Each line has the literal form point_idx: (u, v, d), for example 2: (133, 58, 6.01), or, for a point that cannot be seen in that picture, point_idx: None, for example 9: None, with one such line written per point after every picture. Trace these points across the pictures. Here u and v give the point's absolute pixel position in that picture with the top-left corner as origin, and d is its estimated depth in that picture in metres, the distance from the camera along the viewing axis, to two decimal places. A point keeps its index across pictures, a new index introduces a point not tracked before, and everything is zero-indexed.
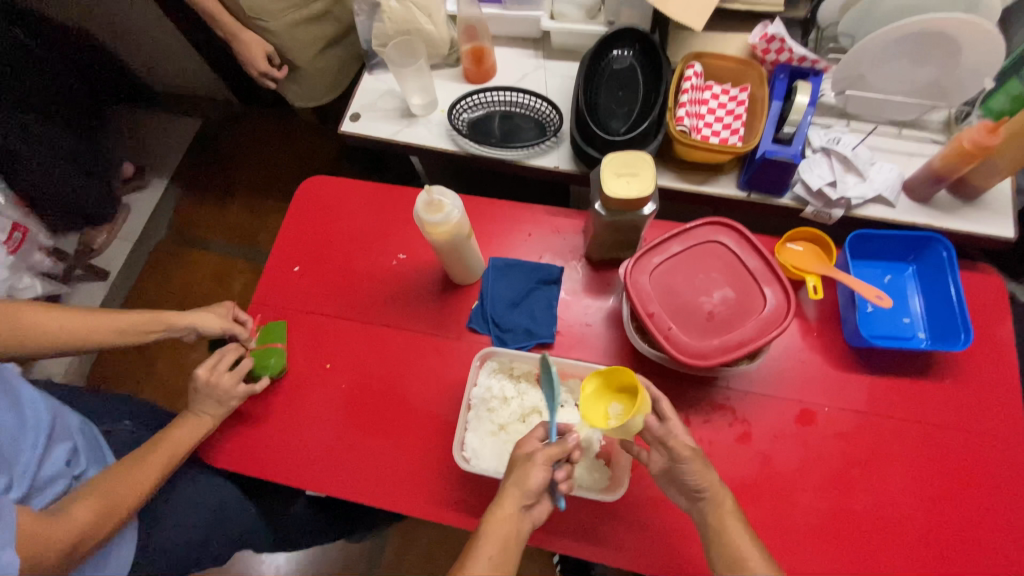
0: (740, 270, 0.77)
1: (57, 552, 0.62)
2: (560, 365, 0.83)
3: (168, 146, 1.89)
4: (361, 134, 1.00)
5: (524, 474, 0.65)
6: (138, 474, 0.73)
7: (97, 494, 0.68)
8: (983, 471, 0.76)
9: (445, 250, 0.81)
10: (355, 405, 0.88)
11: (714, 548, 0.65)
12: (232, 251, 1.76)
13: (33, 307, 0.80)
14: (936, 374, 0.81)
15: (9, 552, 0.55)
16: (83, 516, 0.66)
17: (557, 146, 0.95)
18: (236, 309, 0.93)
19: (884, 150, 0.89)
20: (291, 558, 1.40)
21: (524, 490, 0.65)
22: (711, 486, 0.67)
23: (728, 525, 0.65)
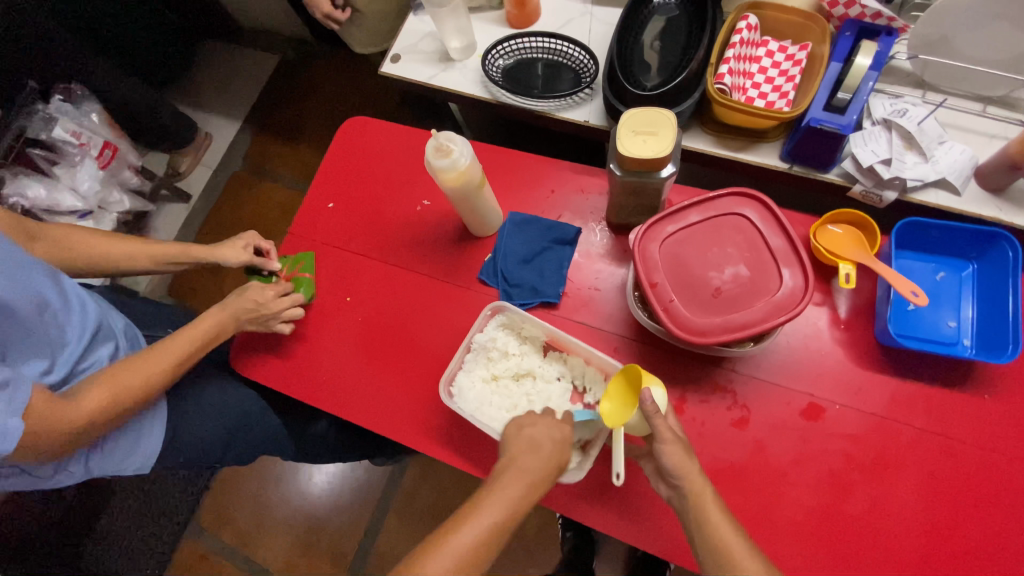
0: (760, 248, 0.72)
1: (64, 433, 0.69)
2: (564, 340, 0.82)
3: (245, 79, 1.98)
4: (399, 77, 1.00)
5: (552, 463, 0.69)
6: (144, 369, 0.79)
7: (108, 382, 0.75)
8: (1002, 495, 0.69)
9: (458, 201, 0.82)
10: (364, 339, 0.93)
11: (699, 542, 0.62)
12: (296, 186, 1.86)
13: (84, 233, 0.90)
14: (971, 385, 0.73)
15: (17, 419, 0.63)
16: (93, 402, 0.72)
17: (589, 100, 0.91)
18: (257, 239, 1.01)
19: (959, 129, 0.78)
20: (322, 472, 1.54)
21: (548, 480, 0.68)
22: (690, 475, 0.64)
23: (711, 514, 0.63)
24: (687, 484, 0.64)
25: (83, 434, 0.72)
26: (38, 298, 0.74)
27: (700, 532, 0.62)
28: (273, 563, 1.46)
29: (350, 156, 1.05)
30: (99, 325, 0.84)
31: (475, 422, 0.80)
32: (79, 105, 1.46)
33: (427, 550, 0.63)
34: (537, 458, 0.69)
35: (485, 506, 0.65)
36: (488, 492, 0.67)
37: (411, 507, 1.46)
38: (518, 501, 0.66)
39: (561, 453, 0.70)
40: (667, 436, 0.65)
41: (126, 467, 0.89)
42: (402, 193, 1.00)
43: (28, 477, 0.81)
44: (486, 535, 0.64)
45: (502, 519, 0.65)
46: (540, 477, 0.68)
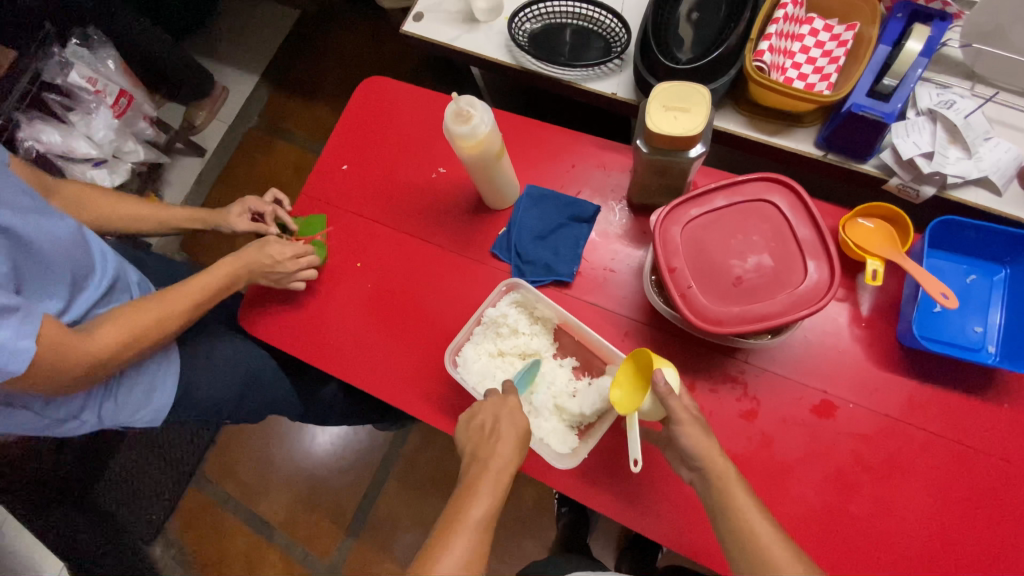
0: (786, 238, 0.69)
1: (76, 368, 0.70)
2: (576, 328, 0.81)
3: (264, 32, 1.92)
4: (422, 37, 0.96)
5: (516, 434, 0.69)
6: (154, 310, 0.78)
7: (122, 320, 0.74)
8: (1013, 504, 0.68)
9: (475, 172, 0.79)
10: (374, 305, 0.92)
11: (722, 524, 0.61)
12: (312, 146, 1.83)
13: (97, 193, 0.91)
14: (991, 392, 0.71)
15: (28, 340, 0.62)
16: (107, 339, 0.72)
17: (618, 71, 0.87)
18: (252, 203, 0.99)
19: (1007, 127, 0.73)
20: (326, 434, 1.55)
21: (516, 456, 0.68)
22: (713, 456, 0.63)
23: (737, 495, 0.61)
24: (711, 466, 0.63)
25: (93, 371, 0.72)
26: (65, 240, 0.74)
27: (723, 513, 0.61)
28: (275, 518, 1.50)
29: (367, 117, 1.02)
30: (117, 278, 0.84)
31: (475, 395, 0.79)
32: (95, 50, 1.43)
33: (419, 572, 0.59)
34: (499, 437, 0.68)
35: (466, 508, 0.63)
36: (467, 494, 0.64)
37: (411, 473, 1.48)
38: (495, 490, 0.65)
39: (525, 421, 0.71)
40: (683, 415, 0.64)
41: (138, 417, 0.90)
42: (419, 159, 0.97)
43: (42, 421, 0.81)
44: (476, 542, 0.61)
45: (486, 518, 0.63)
46: (510, 460, 0.67)
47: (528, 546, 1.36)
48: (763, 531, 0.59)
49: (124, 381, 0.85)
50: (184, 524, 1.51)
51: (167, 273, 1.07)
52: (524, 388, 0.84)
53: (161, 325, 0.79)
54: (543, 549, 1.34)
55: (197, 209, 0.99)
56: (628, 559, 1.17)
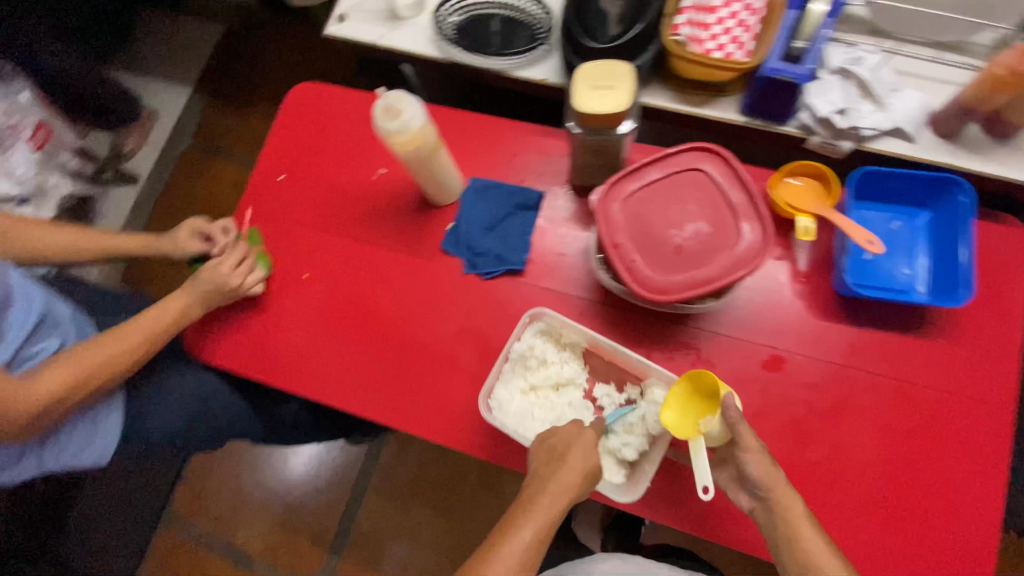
0: (721, 203, 0.71)
1: (23, 413, 0.71)
2: (613, 354, 0.79)
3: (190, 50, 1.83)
4: (347, 38, 0.94)
5: (583, 466, 0.67)
6: (108, 351, 0.79)
7: (68, 365, 0.75)
8: (953, 431, 0.72)
9: (414, 167, 0.78)
10: (328, 314, 0.90)
11: (786, 554, 0.63)
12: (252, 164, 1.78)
13: (32, 225, 0.87)
14: (923, 329, 0.75)
15: None
16: (49, 387, 0.73)
17: (546, 57, 0.88)
18: (200, 225, 0.93)
19: (914, 77, 0.77)
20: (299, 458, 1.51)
21: (579, 489, 0.66)
22: (781, 489, 0.65)
23: (803, 528, 0.63)
24: (780, 499, 0.65)
25: (38, 418, 0.73)
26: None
27: (793, 547, 0.63)
28: (253, 546, 1.45)
29: (300, 125, 0.99)
30: (45, 312, 0.80)
31: (517, 438, 0.77)
32: (8, 83, 1.33)
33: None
34: (566, 466, 0.67)
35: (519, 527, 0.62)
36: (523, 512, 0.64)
37: (391, 483, 1.46)
38: (551, 516, 0.64)
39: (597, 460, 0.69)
40: (749, 438, 0.67)
41: (82, 460, 0.86)
42: (358, 162, 0.96)
43: None
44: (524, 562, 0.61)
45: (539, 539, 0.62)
46: (571, 489, 0.66)
47: None
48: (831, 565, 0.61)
49: (66, 427, 0.82)
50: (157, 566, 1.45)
51: (105, 305, 1.02)
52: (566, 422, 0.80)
53: (106, 367, 0.78)
54: None
55: (144, 235, 0.95)
56: (612, 537, 1.19)
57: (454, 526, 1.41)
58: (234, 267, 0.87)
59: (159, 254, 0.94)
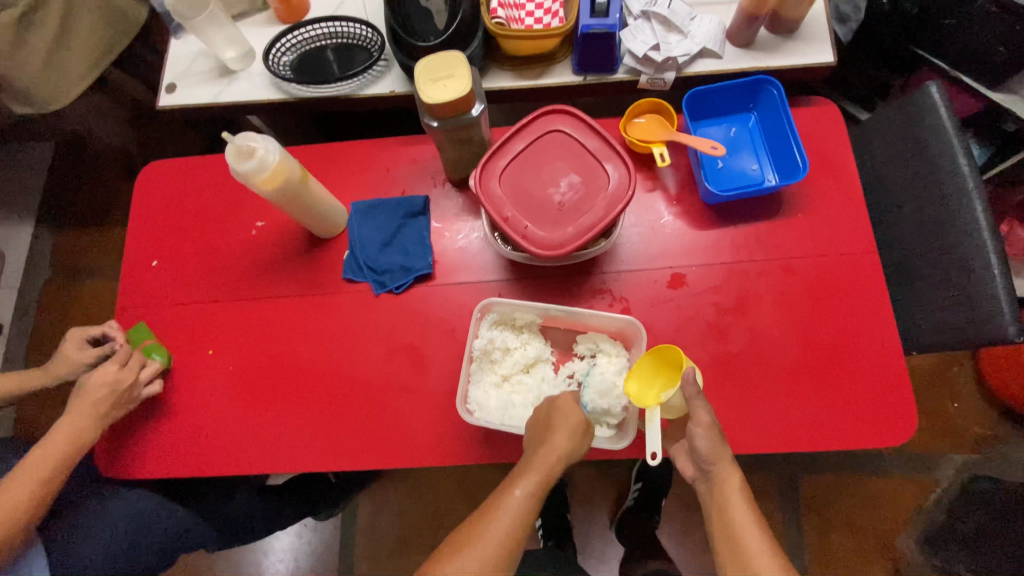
0: (582, 153, 0.76)
1: None
2: (575, 318, 0.80)
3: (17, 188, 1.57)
4: (185, 106, 0.92)
5: (570, 424, 0.70)
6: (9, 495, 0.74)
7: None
8: (840, 286, 0.81)
9: (286, 203, 0.78)
10: (246, 381, 0.85)
11: (717, 525, 0.67)
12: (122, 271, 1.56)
13: None
14: (786, 209, 0.84)
15: None
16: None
17: (387, 71, 0.91)
18: (83, 333, 0.85)
19: (705, 5, 0.88)
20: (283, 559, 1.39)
21: (569, 446, 0.68)
22: (722, 463, 0.68)
23: (733, 496, 0.67)
24: (719, 471, 0.68)
25: None
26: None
27: (721, 515, 0.67)
28: None
29: (160, 204, 0.95)
30: None
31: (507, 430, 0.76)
32: None
33: (466, 546, 0.63)
34: (555, 427, 0.70)
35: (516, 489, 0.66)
36: (516, 473, 0.68)
37: (377, 543, 1.37)
38: (543, 474, 0.67)
39: (581, 417, 0.72)
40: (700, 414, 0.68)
41: None
42: (234, 221, 0.93)
43: None
44: (524, 517, 0.65)
45: (535, 496, 0.66)
46: (565, 447, 0.68)
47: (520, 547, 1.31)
48: (747, 528, 0.65)
49: None
50: None
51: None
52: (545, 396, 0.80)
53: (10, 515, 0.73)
54: (535, 543, 1.30)
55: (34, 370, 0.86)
56: None
57: None
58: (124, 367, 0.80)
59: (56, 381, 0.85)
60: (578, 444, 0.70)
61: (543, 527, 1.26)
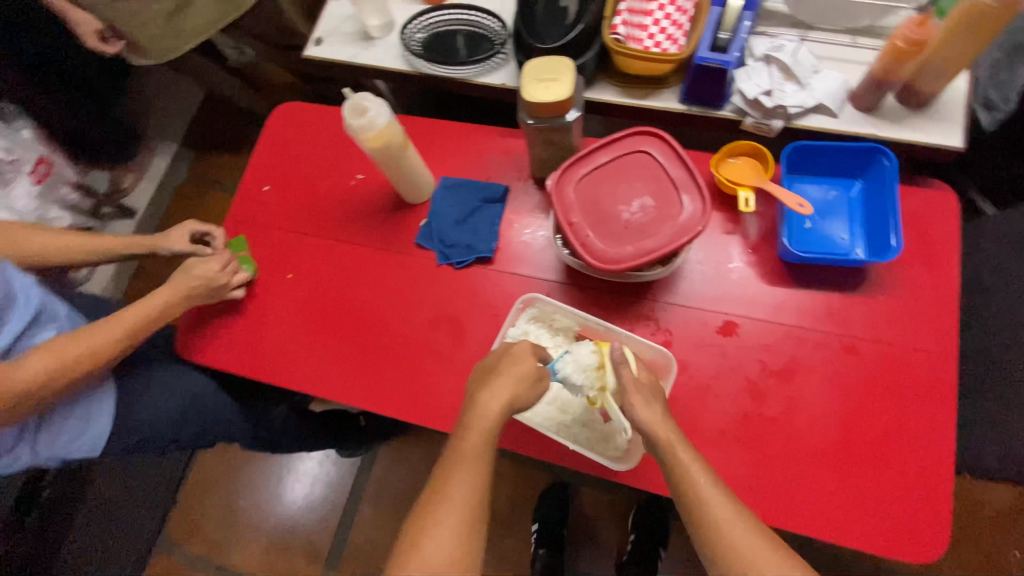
0: (663, 179, 0.77)
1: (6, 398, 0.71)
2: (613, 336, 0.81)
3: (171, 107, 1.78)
4: (325, 59, 1.03)
5: (511, 372, 0.68)
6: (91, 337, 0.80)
7: (53, 351, 0.76)
8: (905, 382, 0.75)
9: (385, 164, 0.86)
10: (309, 310, 0.95)
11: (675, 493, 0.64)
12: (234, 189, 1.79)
13: (29, 231, 0.91)
14: (866, 287, 0.79)
15: None
16: (32, 371, 0.73)
17: (505, 64, 0.97)
18: (195, 227, 0.99)
19: (834, 61, 0.84)
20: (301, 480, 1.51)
21: (511, 393, 0.66)
22: (677, 451, 0.64)
23: (699, 484, 0.62)
24: (658, 435, 0.65)
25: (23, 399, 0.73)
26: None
27: (690, 509, 0.62)
28: (251, 567, 1.45)
29: (283, 140, 1.07)
30: (40, 308, 0.82)
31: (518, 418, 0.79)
32: (11, 121, 1.23)
33: (432, 506, 0.62)
34: (494, 377, 0.67)
35: (467, 452, 0.64)
36: (464, 426, 0.65)
37: (384, 495, 1.45)
38: (488, 426, 0.65)
39: (531, 363, 0.69)
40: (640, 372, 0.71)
41: (75, 450, 0.88)
42: (338, 169, 1.03)
43: None
44: (482, 474, 0.63)
45: (488, 451, 0.64)
46: (507, 395, 0.66)
47: (510, 543, 1.34)
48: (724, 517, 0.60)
49: (57, 415, 0.85)
50: None
51: (101, 308, 1.05)
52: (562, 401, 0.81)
53: (90, 355, 0.79)
54: (525, 543, 1.33)
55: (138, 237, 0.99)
56: None
57: None
58: (223, 266, 0.92)
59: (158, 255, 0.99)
60: (527, 391, 0.68)
61: (537, 531, 1.28)
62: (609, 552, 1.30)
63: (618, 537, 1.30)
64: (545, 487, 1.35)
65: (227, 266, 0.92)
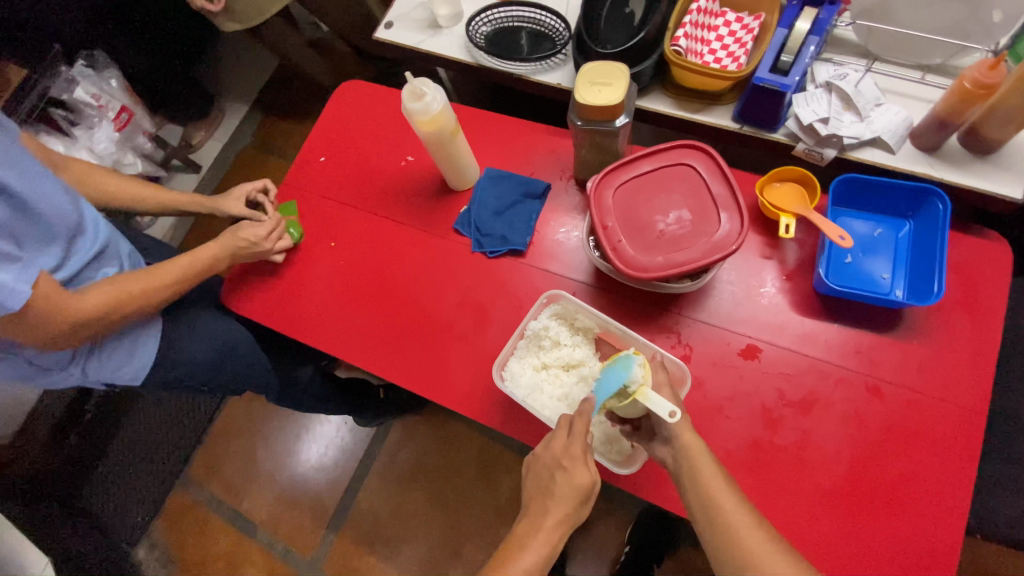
0: (703, 194, 0.77)
1: (65, 323, 0.76)
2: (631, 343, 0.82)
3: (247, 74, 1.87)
4: (392, 42, 1.07)
5: (572, 492, 0.67)
6: (147, 282, 0.85)
7: (113, 285, 0.81)
8: (927, 431, 0.73)
9: (434, 150, 0.89)
10: (345, 278, 0.99)
11: (693, 496, 0.64)
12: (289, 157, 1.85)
13: (105, 172, 0.98)
14: (900, 330, 0.77)
15: (25, 284, 0.69)
16: (94, 302, 0.78)
17: (563, 64, 0.99)
18: (252, 191, 1.06)
19: (900, 95, 0.82)
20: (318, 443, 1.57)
21: (572, 516, 0.67)
22: (699, 462, 0.65)
23: (721, 496, 0.63)
24: (681, 437, 0.67)
25: (77, 327, 0.78)
26: (58, 206, 0.79)
27: (713, 520, 0.62)
28: (259, 516, 1.53)
29: (343, 115, 1.12)
30: (107, 243, 0.89)
31: (528, 409, 0.80)
32: (101, 71, 1.42)
33: None
34: (556, 496, 0.67)
35: (525, 547, 0.66)
36: (527, 535, 0.67)
37: (392, 468, 1.50)
38: (548, 544, 0.66)
39: (590, 481, 0.67)
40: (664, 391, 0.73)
41: (119, 377, 0.96)
42: (390, 149, 1.07)
43: (34, 367, 0.90)
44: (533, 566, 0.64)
45: (544, 549, 0.65)
46: (566, 517, 0.67)
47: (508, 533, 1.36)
48: (747, 531, 0.61)
49: (108, 341, 0.92)
50: (169, 526, 1.54)
51: (158, 252, 1.12)
52: (573, 399, 0.83)
53: (144, 297, 0.85)
54: None
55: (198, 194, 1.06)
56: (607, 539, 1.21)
57: (448, 516, 1.43)
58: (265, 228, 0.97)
59: (212, 212, 1.05)
60: (580, 507, 0.67)
61: None
62: (603, 558, 1.30)
63: (615, 547, 1.31)
64: None
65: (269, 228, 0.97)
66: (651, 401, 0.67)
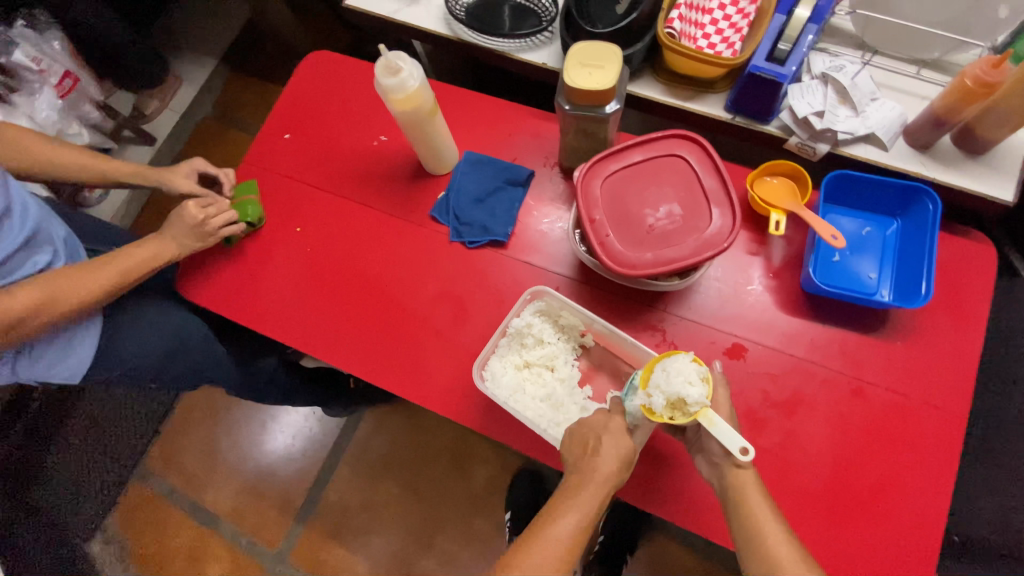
0: (695, 188, 0.73)
1: None
2: (623, 343, 0.79)
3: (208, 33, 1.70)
4: (365, 10, 0.99)
5: (617, 456, 0.67)
6: (88, 279, 0.78)
7: (43, 283, 0.74)
8: (908, 433, 0.73)
9: (409, 131, 0.83)
10: (313, 267, 0.92)
11: (734, 519, 0.63)
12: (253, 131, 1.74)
13: (37, 142, 0.88)
14: (885, 330, 0.76)
15: None
16: (21, 302, 0.72)
17: (548, 43, 0.93)
18: (196, 166, 0.98)
19: (893, 90, 0.80)
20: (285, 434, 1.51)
21: (617, 477, 0.65)
22: (748, 492, 0.63)
23: (767, 526, 0.61)
24: (733, 465, 0.64)
25: (11, 329, 0.72)
26: None
27: (752, 546, 0.60)
28: (222, 508, 1.46)
29: (310, 89, 1.04)
30: (37, 228, 0.80)
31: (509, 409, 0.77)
32: (42, 32, 1.25)
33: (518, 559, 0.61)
34: (600, 457, 0.66)
35: (560, 512, 0.64)
36: (565, 500, 0.65)
37: (362, 459, 1.46)
38: (592, 505, 0.64)
39: (631, 443, 0.68)
40: (723, 403, 0.68)
41: (54, 375, 0.88)
42: (362, 127, 1.00)
43: None
44: (574, 531, 0.63)
45: (588, 513, 0.64)
46: (610, 480, 0.65)
47: (480, 525, 1.37)
48: (790, 562, 0.59)
49: (39, 341, 0.83)
50: (126, 520, 1.46)
51: (100, 233, 1.02)
52: (557, 399, 0.80)
53: (85, 290, 0.78)
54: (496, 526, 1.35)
55: (142, 165, 0.97)
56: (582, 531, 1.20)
57: (421, 507, 1.40)
58: (204, 207, 0.88)
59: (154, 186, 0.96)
60: (625, 469, 0.67)
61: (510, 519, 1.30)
62: None
63: None
64: (524, 477, 1.35)
65: (212, 211, 0.89)
66: (718, 429, 0.62)
